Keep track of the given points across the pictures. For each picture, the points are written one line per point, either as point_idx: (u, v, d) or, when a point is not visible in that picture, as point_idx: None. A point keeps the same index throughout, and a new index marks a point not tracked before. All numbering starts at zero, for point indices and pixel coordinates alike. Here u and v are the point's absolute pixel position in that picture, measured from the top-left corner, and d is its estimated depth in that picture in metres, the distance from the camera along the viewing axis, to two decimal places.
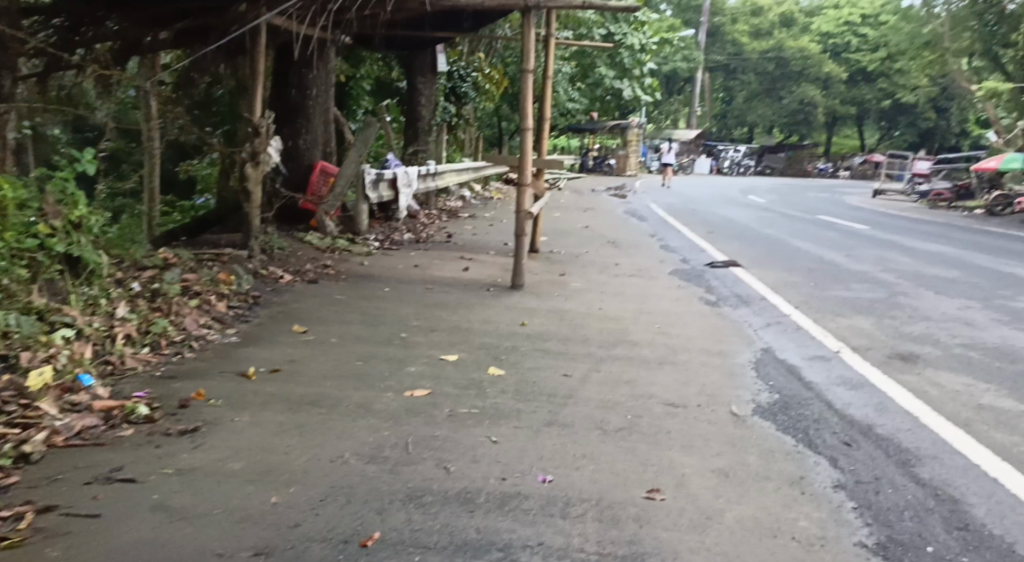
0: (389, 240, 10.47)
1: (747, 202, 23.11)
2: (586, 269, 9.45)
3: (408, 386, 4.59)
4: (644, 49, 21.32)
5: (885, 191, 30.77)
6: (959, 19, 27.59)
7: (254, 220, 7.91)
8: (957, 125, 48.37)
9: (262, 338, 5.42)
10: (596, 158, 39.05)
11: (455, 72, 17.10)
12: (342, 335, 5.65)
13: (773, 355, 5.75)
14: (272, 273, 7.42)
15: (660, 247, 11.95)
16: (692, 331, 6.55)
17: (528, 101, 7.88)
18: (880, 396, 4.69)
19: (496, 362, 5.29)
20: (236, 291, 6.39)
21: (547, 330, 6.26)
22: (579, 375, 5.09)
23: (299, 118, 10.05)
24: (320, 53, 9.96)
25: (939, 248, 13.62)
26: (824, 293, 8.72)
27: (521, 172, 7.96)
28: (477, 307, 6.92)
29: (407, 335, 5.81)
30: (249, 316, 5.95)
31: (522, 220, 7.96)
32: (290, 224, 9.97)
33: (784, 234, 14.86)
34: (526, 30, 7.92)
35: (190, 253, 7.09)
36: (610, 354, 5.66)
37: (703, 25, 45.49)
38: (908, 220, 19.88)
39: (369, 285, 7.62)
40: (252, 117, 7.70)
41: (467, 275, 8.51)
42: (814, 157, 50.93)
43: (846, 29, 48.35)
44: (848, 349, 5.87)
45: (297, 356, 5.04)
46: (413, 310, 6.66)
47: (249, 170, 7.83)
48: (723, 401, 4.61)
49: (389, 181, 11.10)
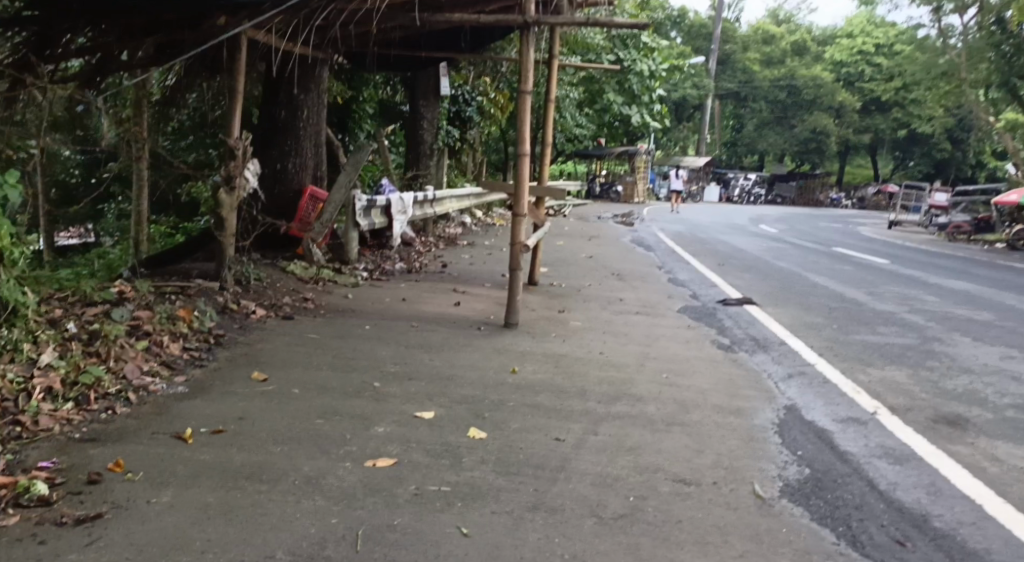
0: (379, 270, 9.82)
1: (757, 231, 22.50)
2: (587, 304, 8.81)
3: (371, 453, 3.89)
4: (654, 75, 20.84)
5: (900, 222, 30.23)
6: (976, 49, 27.12)
7: (228, 249, 7.25)
8: (973, 156, 47.72)
9: (213, 387, 4.68)
10: (604, 184, 38.30)
11: (460, 96, 16.64)
12: (306, 385, 4.94)
13: (798, 417, 5.25)
14: (242, 308, 6.70)
15: (668, 280, 11.31)
16: (706, 383, 5.89)
17: (526, 127, 7.22)
18: (932, 476, 4.20)
19: (478, 420, 4.59)
20: (196, 330, 5.67)
21: (540, 379, 5.59)
22: (572, 440, 4.39)
23: (289, 141, 9.45)
24: (313, 72, 9.36)
25: (965, 286, 12.97)
26: (849, 338, 8.11)
27: (517, 202, 7.31)
28: (464, 350, 6.23)
29: (381, 385, 5.12)
30: (206, 360, 5.20)
31: (517, 253, 7.24)
32: (273, 252, 9.31)
33: (799, 267, 14.25)
34: (525, 49, 7.25)
35: (150, 286, 6.43)
36: (610, 412, 4.98)
37: (714, 52, 44.98)
38: (926, 253, 19.26)
39: (349, 321, 6.95)
40: (228, 137, 7.06)
41: (459, 311, 7.84)
42: (825, 186, 50.33)
43: (859, 58, 48.06)
44: (885, 411, 5.46)
45: (247, 411, 4.31)
46: (393, 353, 5.97)
47: (223, 195, 7.13)
48: (743, 476, 4.07)
49: (382, 208, 10.49)
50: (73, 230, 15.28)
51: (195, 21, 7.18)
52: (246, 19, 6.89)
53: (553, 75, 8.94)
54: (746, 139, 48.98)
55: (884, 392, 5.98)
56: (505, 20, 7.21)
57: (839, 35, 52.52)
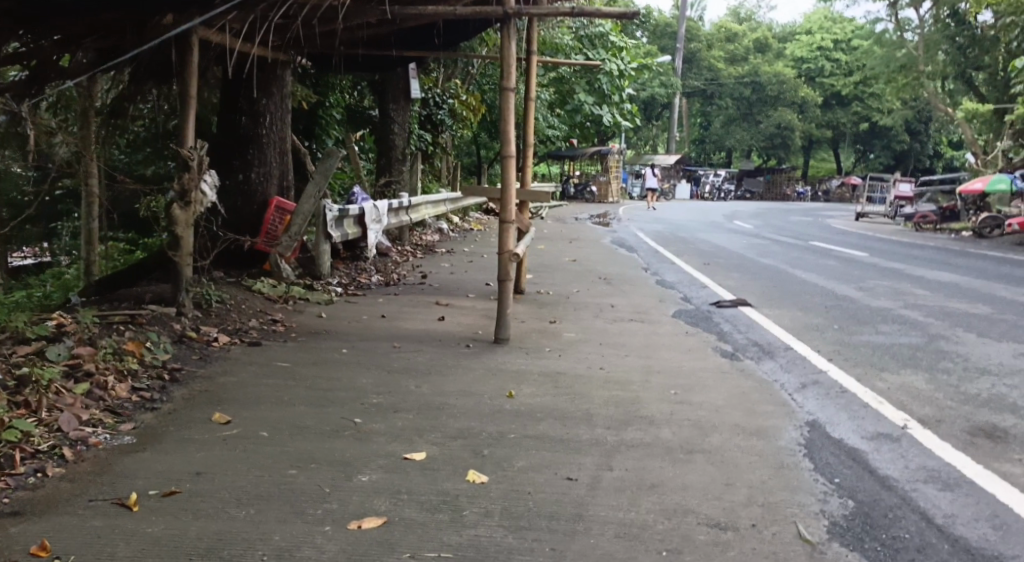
0: (354, 284, 9.23)
1: (733, 227, 22.14)
2: (578, 312, 8.29)
3: (355, 512, 3.36)
4: (624, 74, 20.20)
5: (867, 214, 30.16)
6: (930, 42, 27.00)
7: (185, 269, 6.63)
8: (931, 147, 48.75)
9: (166, 436, 4.16)
10: (577, 185, 37.75)
11: (430, 99, 15.97)
12: (276, 426, 4.38)
13: (824, 435, 4.75)
14: (203, 336, 6.13)
15: (656, 283, 10.82)
16: (719, 399, 5.39)
17: (510, 126, 6.69)
18: (993, 506, 3.71)
19: (478, 460, 4.05)
20: (147, 366, 5.14)
21: (540, 403, 5.06)
22: (586, 479, 3.88)
23: (251, 150, 8.83)
24: (275, 76, 8.76)
25: (951, 277, 12.65)
26: (853, 339, 7.66)
27: (503, 207, 6.76)
28: (453, 373, 5.67)
29: (363, 420, 4.55)
30: (159, 402, 4.66)
31: (505, 263, 6.69)
32: (237, 269, 8.69)
33: (783, 263, 13.85)
34: (505, 42, 6.70)
35: (96, 316, 5.84)
36: (622, 440, 4.46)
37: (678, 50, 44.81)
38: (903, 244, 19.03)
39: (325, 344, 6.36)
40: (183, 147, 6.46)
41: (443, 326, 7.27)
42: (793, 180, 50.40)
43: (819, 54, 48.21)
44: (916, 423, 4.97)
45: (206, 464, 3.79)
46: (374, 380, 5.40)
47: (176, 211, 6.51)
48: (784, 515, 3.56)
49: (354, 217, 9.89)
50: (28, 250, 14.55)
51: (141, 23, 6.60)
52: (196, 15, 6.30)
53: (532, 73, 8.41)
54: (715, 136, 48.76)
55: (909, 401, 5.50)
56: (483, 12, 6.65)
57: (798, 31, 52.76)
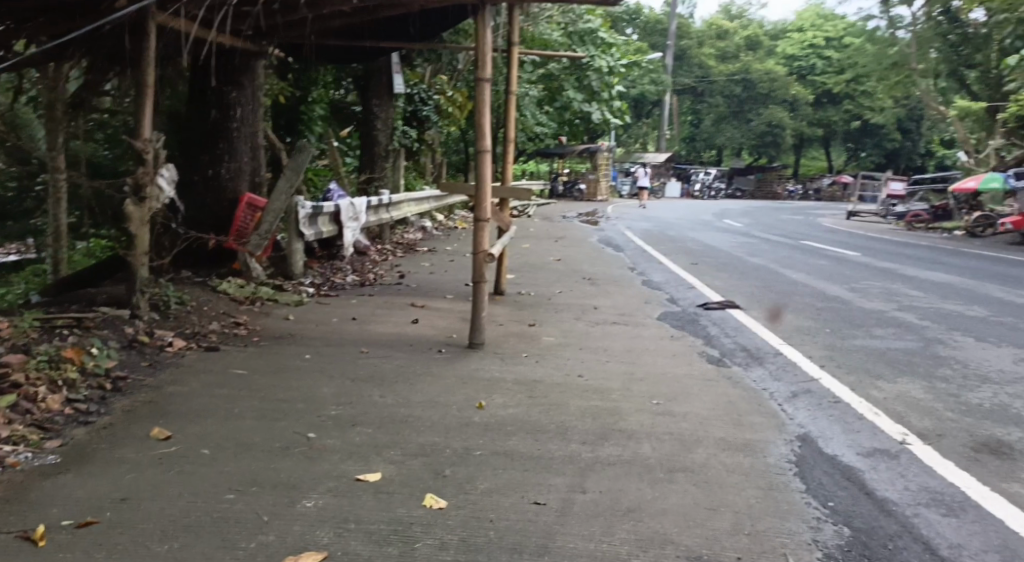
0: (327, 284, 8.84)
1: (723, 226, 21.82)
2: (560, 314, 7.92)
3: (293, 547, 3.04)
4: (613, 71, 19.98)
5: (859, 213, 29.91)
6: (922, 39, 26.85)
7: (141, 270, 6.18)
8: (922, 146, 48.70)
9: (96, 454, 3.79)
10: (566, 183, 37.28)
11: (415, 94, 15.67)
12: (220, 443, 4.02)
13: (817, 451, 4.41)
14: (157, 340, 5.73)
15: (643, 283, 10.46)
16: (705, 409, 5.05)
17: (485, 118, 6.33)
18: (1003, 535, 3.38)
19: (438, 481, 3.69)
20: (88, 373, 4.77)
21: (514, 415, 4.70)
22: (555, 503, 3.53)
23: (221, 144, 8.42)
24: (247, 67, 8.38)
25: (947, 278, 12.32)
26: (847, 343, 7.34)
27: (479, 204, 6.39)
28: (421, 381, 5.30)
29: (317, 435, 4.19)
30: (96, 414, 4.30)
31: (481, 263, 6.31)
32: (203, 268, 8.27)
33: (773, 263, 13.49)
34: (481, 29, 6.35)
35: (37, 321, 5.45)
36: (599, 458, 4.11)
37: (669, 48, 44.46)
38: (896, 243, 18.74)
39: (287, 350, 5.98)
40: (137, 138, 6.04)
41: (416, 329, 6.90)
42: (784, 179, 50.18)
43: (810, 52, 47.98)
44: (917, 438, 4.63)
45: (134, 488, 3.45)
46: (336, 390, 5.03)
47: (130, 208, 6.04)
48: (773, 547, 3.22)
49: (329, 215, 9.50)
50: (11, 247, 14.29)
51: (93, 8, 6.22)
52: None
53: (513, 64, 8.01)
54: (705, 134, 48.37)
55: (907, 412, 5.16)
56: None
57: (790, 28, 52.56)
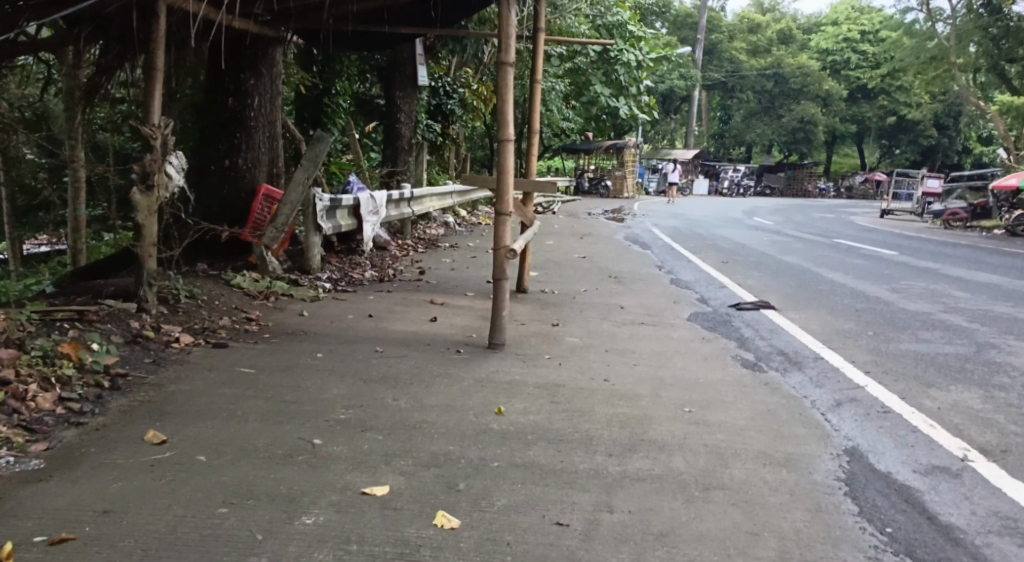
0: (346, 280, 8.54)
1: (753, 224, 21.32)
2: (584, 313, 7.57)
3: None
4: (642, 65, 18.66)
5: (893, 211, 29.24)
6: (963, 32, 25.88)
7: (149, 262, 5.89)
8: (958, 143, 47.63)
9: (85, 458, 3.49)
10: (593, 179, 36.82)
11: (440, 88, 15.32)
12: (219, 448, 3.70)
13: (867, 467, 4.03)
14: (162, 335, 5.44)
15: (672, 282, 10.08)
16: (742, 419, 4.68)
17: (509, 106, 6.00)
18: None
19: (451, 497, 3.35)
20: (84, 370, 4.48)
21: (534, 422, 4.36)
22: (580, 524, 3.18)
23: (238, 133, 8.14)
24: (265, 54, 8.11)
25: (992, 279, 11.79)
26: (890, 347, 6.93)
27: (500, 198, 6.03)
28: (436, 383, 4.97)
29: (323, 442, 3.87)
30: (88, 415, 4.00)
31: (503, 259, 5.95)
32: (216, 262, 8.00)
33: (807, 262, 13.03)
34: (506, 12, 6.00)
35: (35, 313, 5.17)
36: (629, 472, 3.76)
37: (699, 41, 43.83)
38: (934, 242, 18.15)
39: (298, 348, 5.67)
40: (148, 124, 5.75)
41: (435, 328, 6.57)
42: (815, 176, 49.39)
43: (845, 46, 47.15)
44: (979, 455, 4.24)
45: (119, 498, 3.14)
46: (346, 391, 4.71)
47: (137, 196, 5.74)
48: None
49: (349, 208, 9.22)
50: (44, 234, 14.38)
51: None
52: None
53: (539, 53, 7.64)
54: (734, 130, 47.70)
55: (966, 425, 4.75)
56: None
57: (824, 23, 51.71)
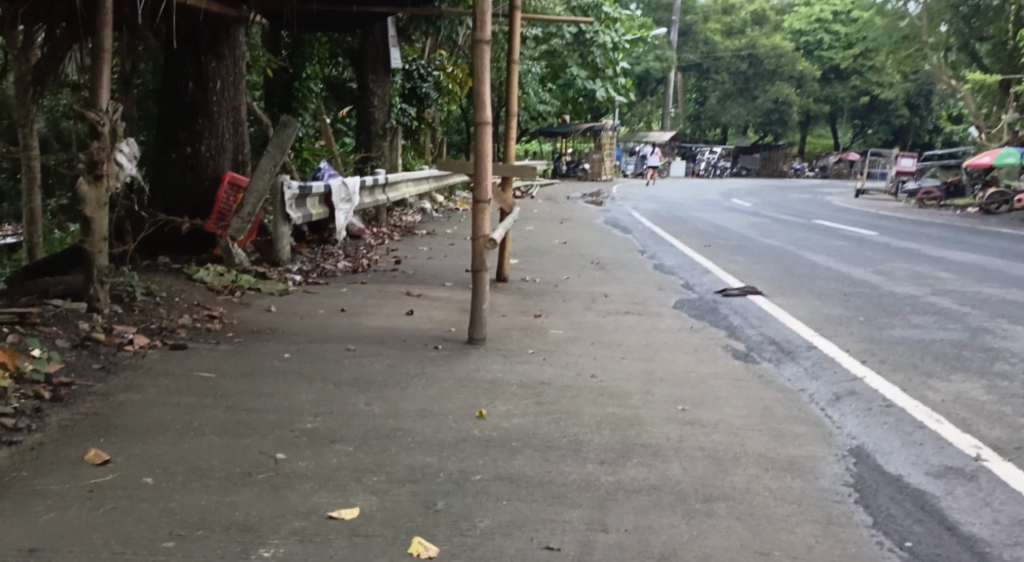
0: (317, 271, 8.15)
1: (731, 205, 21.09)
2: (567, 303, 7.24)
3: None
4: (617, 48, 18.29)
5: (868, 191, 29.17)
6: (934, 11, 25.76)
7: (99, 258, 5.48)
8: (930, 122, 47.72)
9: (15, 485, 3.12)
10: (571, 162, 36.41)
11: (415, 71, 14.82)
12: (168, 468, 3.34)
13: (877, 469, 3.75)
14: (114, 338, 5.04)
15: (654, 267, 9.77)
16: (740, 418, 4.37)
17: (486, 87, 5.64)
18: None
19: (428, 519, 3.02)
20: (21, 381, 4.09)
21: (519, 427, 4.03)
22: (572, 548, 2.87)
23: (200, 119, 7.68)
24: (227, 34, 7.66)
25: (974, 259, 11.60)
26: (882, 333, 6.66)
27: (478, 185, 5.66)
28: (412, 386, 4.62)
29: (286, 457, 3.52)
30: (24, 432, 3.62)
31: (482, 250, 5.59)
32: (177, 255, 7.57)
33: (788, 244, 12.79)
34: None
35: None
36: (624, 482, 3.44)
37: (674, 23, 43.46)
38: (911, 222, 18.02)
39: (264, 348, 5.30)
40: (93, 108, 5.32)
41: (411, 322, 6.21)
42: (789, 158, 49.37)
43: (817, 27, 47.02)
44: (992, 454, 3.96)
45: (49, 534, 2.78)
46: (314, 397, 4.35)
47: (84, 187, 5.31)
48: None
49: (319, 196, 8.81)
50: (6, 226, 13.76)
51: None
52: None
53: (516, 33, 7.23)
54: (710, 112, 47.51)
55: (973, 419, 4.49)
56: None
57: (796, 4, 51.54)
